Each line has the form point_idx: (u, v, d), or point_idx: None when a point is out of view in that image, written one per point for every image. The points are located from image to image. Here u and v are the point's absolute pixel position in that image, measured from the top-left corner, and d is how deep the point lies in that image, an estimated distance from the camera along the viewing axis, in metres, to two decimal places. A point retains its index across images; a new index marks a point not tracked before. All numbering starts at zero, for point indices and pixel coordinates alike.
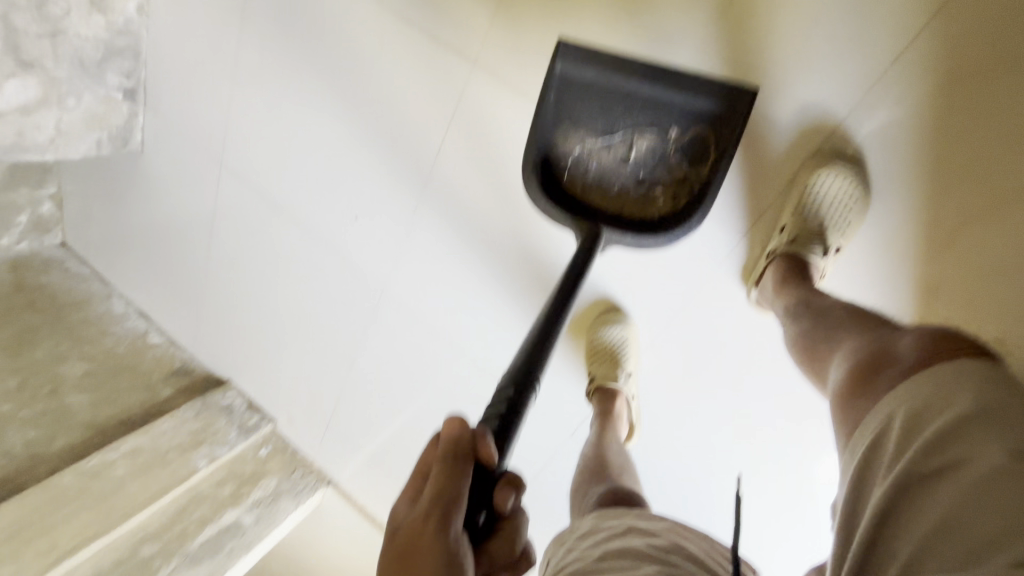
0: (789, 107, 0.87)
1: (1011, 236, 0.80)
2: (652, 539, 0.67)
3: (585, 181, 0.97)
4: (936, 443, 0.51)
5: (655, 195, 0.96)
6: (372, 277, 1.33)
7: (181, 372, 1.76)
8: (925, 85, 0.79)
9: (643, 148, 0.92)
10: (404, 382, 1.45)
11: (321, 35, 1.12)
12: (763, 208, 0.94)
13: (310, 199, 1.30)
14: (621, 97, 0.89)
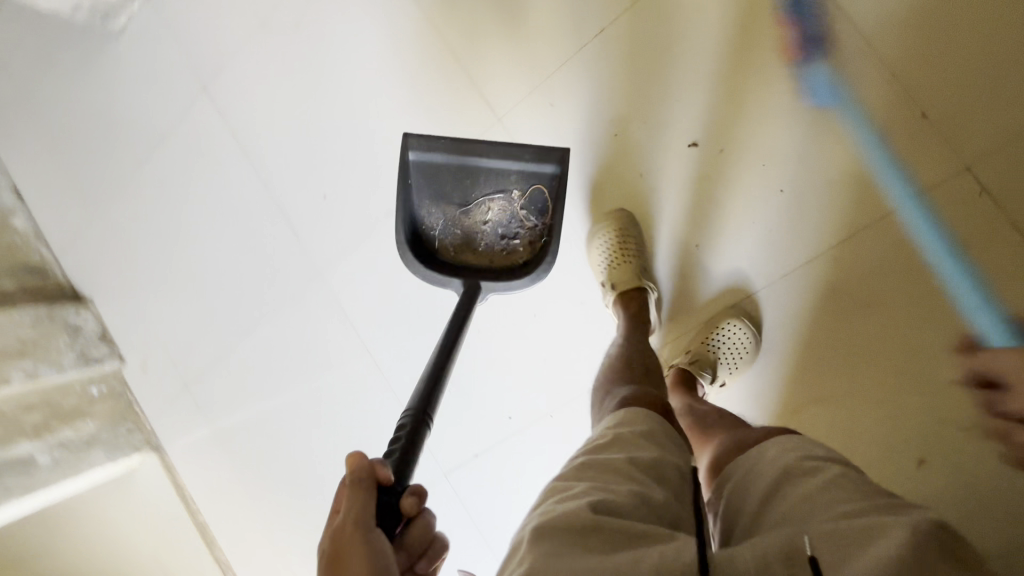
0: (722, 264, 0.99)
1: (859, 427, 0.94)
2: (635, 452, 0.64)
3: (454, 244, 1.06)
4: (810, 454, 0.59)
5: (516, 246, 1.05)
6: (308, 249, 1.28)
7: (33, 271, 1.51)
8: (822, 290, 0.94)
9: (495, 207, 1.05)
10: (288, 368, 1.34)
11: (367, 25, 1.19)
12: (678, 329, 1.04)
13: (282, 155, 1.29)
14: (468, 166, 1.02)
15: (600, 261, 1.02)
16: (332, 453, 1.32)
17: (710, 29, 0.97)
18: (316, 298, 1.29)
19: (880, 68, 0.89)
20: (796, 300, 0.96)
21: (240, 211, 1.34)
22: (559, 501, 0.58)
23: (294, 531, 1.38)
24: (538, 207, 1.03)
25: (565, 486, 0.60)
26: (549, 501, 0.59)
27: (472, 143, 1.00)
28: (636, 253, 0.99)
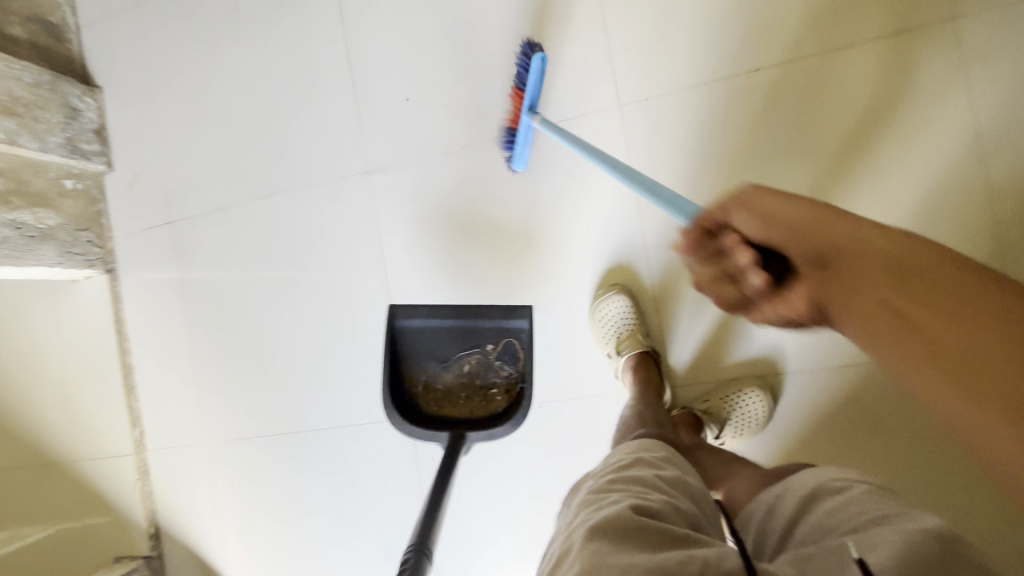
0: (762, 336, 1.01)
1: None
2: (660, 470, 0.71)
3: (435, 398, 1.06)
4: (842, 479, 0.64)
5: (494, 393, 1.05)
6: (368, 145, 1.19)
7: (47, 29, 1.32)
8: (840, 396, 0.98)
9: (471, 363, 1.06)
10: (291, 251, 1.24)
11: None
12: (698, 377, 1.04)
13: (376, 37, 1.18)
14: (445, 325, 1.05)
15: (607, 334, 1.03)
16: (301, 352, 1.24)
17: (860, 118, 0.96)
18: (353, 195, 1.20)
19: (990, 226, 0.92)
20: (817, 395, 0.99)
21: (311, 72, 1.22)
22: (596, 511, 0.63)
23: (230, 413, 1.29)
24: (512, 355, 1.04)
25: (600, 499, 0.66)
26: (587, 512, 0.65)
27: (446, 306, 1.04)
28: (637, 320, 1.03)
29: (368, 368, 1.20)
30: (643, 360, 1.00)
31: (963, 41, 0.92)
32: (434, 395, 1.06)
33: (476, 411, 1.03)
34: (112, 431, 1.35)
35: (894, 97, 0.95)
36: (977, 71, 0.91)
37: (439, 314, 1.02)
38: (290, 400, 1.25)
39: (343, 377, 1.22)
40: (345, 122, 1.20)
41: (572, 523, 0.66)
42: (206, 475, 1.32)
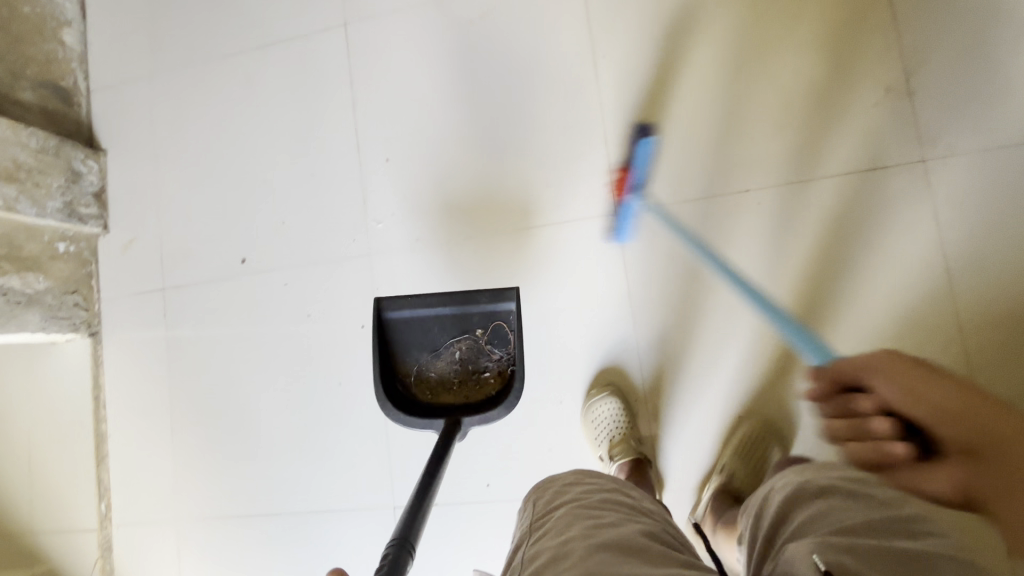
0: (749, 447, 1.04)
1: None
2: (638, 502, 0.81)
3: (429, 387, 1.08)
4: (813, 480, 0.72)
5: (487, 376, 1.08)
6: (370, 228, 1.21)
7: (58, 93, 1.33)
8: None
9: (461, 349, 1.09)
10: (286, 326, 1.23)
11: (533, 61, 1.16)
12: (690, 486, 1.05)
13: (389, 128, 1.22)
14: (433, 315, 1.08)
15: (599, 437, 1.04)
16: (286, 431, 1.22)
17: (839, 246, 1.02)
18: (353, 276, 1.21)
19: (961, 356, 0.97)
20: None
21: (319, 154, 1.25)
22: (597, 528, 0.68)
23: (206, 489, 1.25)
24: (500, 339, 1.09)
25: (594, 515, 0.73)
26: (587, 524, 0.69)
27: (432, 295, 1.07)
28: (628, 425, 1.04)
29: (355, 452, 1.18)
30: (635, 466, 1.01)
31: (931, 184, 0.99)
32: (428, 383, 1.08)
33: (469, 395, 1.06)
34: (77, 502, 1.29)
35: (869, 229, 1.01)
36: (944, 211, 0.99)
37: (427, 301, 1.05)
38: (271, 481, 1.22)
39: (328, 459, 1.19)
40: (348, 205, 1.22)
41: (568, 530, 0.70)
42: (173, 556, 1.25)
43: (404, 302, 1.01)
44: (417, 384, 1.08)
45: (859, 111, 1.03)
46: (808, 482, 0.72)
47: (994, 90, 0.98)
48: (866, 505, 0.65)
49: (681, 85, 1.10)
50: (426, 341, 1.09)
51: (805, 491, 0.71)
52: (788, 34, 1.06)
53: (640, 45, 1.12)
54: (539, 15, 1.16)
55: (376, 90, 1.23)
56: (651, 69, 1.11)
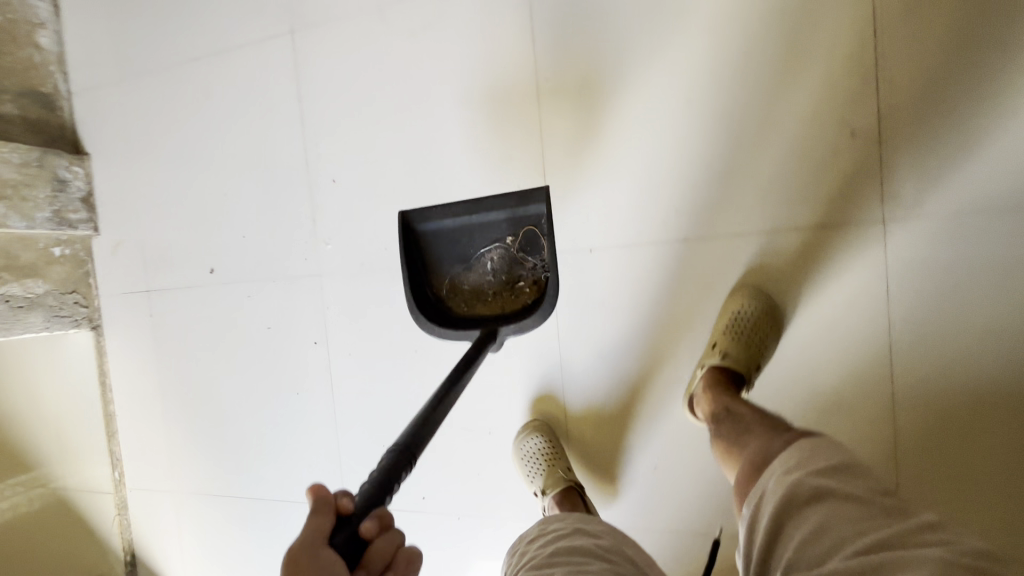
0: (664, 493, 1.06)
1: None
2: (598, 541, 0.74)
3: (465, 298, 1.06)
4: (801, 479, 0.62)
5: (522, 286, 1.05)
6: (319, 249, 1.23)
7: (39, 100, 1.39)
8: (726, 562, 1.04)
9: (494, 259, 1.06)
10: (250, 336, 1.32)
11: (477, 80, 1.08)
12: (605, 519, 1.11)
13: (336, 145, 1.20)
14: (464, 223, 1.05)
15: (530, 471, 1.06)
16: (254, 430, 1.35)
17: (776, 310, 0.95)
18: (306, 294, 1.26)
19: (889, 434, 0.93)
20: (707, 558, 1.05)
21: (272, 170, 1.26)
22: None
23: (194, 469, 1.43)
24: (531, 248, 1.05)
25: None
26: None
27: (461, 204, 1.05)
28: (554, 453, 1.05)
29: (312, 454, 1.30)
30: (566, 496, 1.02)
31: (889, 250, 0.89)
32: (463, 293, 1.07)
33: (503, 306, 1.04)
34: (95, 468, 1.52)
35: (812, 293, 0.94)
36: (899, 278, 0.89)
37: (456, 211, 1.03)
38: (244, 470, 1.37)
39: (289, 459, 1.32)
40: (299, 224, 1.24)
41: None
42: (173, 520, 1.47)
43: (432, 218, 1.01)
44: (451, 298, 1.07)
45: (819, 160, 0.91)
46: (795, 484, 0.62)
47: (982, 142, 0.84)
48: (872, 514, 0.55)
49: (628, 118, 1.00)
50: (460, 252, 1.07)
51: (795, 494, 0.61)
52: (748, 65, 0.92)
53: (587, 67, 1.01)
54: (483, 27, 1.07)
55: (323, 106, 1.20)
56: (597, 97, 1.01)
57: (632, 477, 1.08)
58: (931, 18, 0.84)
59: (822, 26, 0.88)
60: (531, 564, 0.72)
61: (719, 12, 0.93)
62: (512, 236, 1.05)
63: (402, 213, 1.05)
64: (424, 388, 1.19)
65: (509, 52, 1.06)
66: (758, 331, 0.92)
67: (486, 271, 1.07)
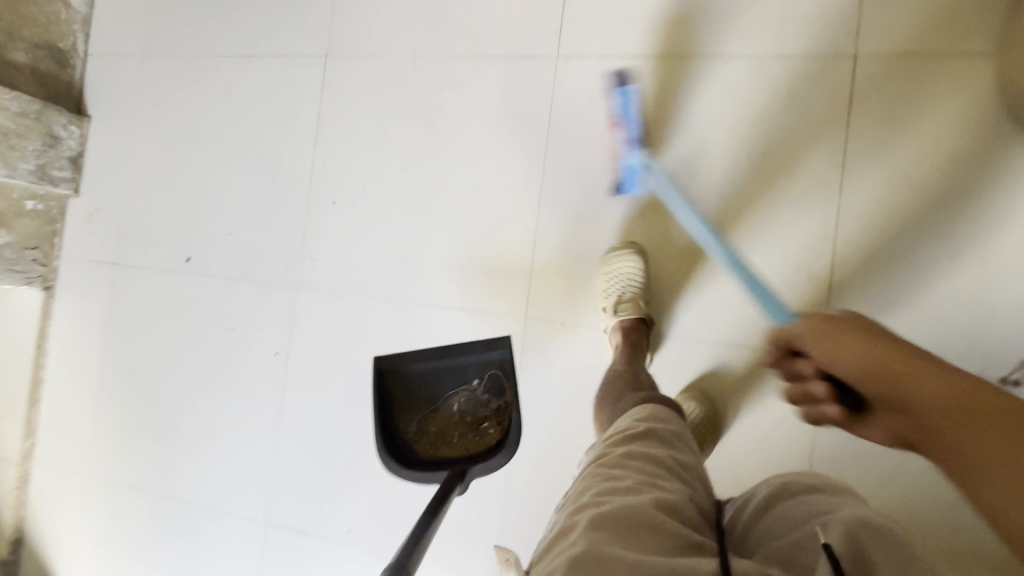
0: None
1: None
2: (677, 451, 0.74)
3: (430, 442, 0.98)
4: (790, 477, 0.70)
5: (487, 427, 0.99)
6: (303, 264, 1.25)
7: (53, 55, 1.38)
8: None
9: (459, 401, 1.01)
10: (213, 332, 1.31)
11: (492, 146, 1.16)
12: None
13: (345, 171, 1.24)
14: (429, 367, 1.02)
15: (610, 289, 1.04)
16: (192, 428, 1.31)
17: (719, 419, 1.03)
18: (279, 305, 1.26)
19: None
20: None
21: (275, 179, 1.28)
22: (609, 494, 0.66)
23: (116, 455, 1.37)
24: (497, 387, 1.02)
25: (612, 477, 0.69)
26: (607, 488, 0.67)
27: (429, 350, 1.02)
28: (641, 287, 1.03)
29: (245, 463, 1.27)
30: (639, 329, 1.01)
31: None
32: (428, 436, 0.99)
33: (469, 449, 0.97)
34: (6, 436, 1.43)
35: (752, 409, 1.02)
36: None
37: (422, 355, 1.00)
38: (170, 469, 1.32)
39: (222, 465, 1.29)
40: (289, 237, 1.26)
41: (582, 496, 0.69)
42: (76, 504, 1.39)
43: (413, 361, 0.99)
44: (416, 446, 0.97)
45: (777, 295, 1.02)
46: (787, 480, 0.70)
47: (910, 307, 0.97)
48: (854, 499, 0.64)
49: (621, 216, 1.09)
50: (427, 391, 1.02)
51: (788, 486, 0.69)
52: (732, 198, 1.04)
53: (593, 160, 1.10)
54: (508, 102, 1.15)
55: (339, 132, 1.24)
56: (596, 190, 1.10)
57: None
58: (887, 199, 0.98)
59: (797, 180, 1.02)
60: (604, 463, 0.73)
61: (716, 146, 1.05)
62: (477, 379, 1.02)
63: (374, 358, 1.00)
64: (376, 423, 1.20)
65: (526, 129, 1.14)
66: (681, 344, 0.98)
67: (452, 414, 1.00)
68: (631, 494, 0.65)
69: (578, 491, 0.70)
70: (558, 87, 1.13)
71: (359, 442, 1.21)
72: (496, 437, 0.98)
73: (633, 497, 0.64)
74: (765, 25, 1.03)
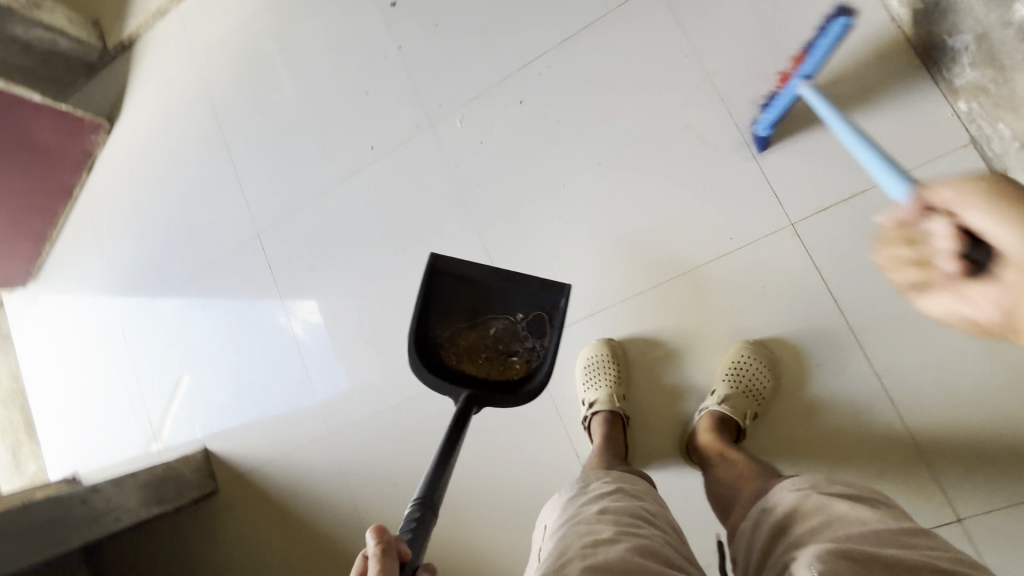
0: (376, 479, 1.26)
1: (269, 540, 1.36)
2: (643, 503, 0.68)
3: (454, 352, 0.97)
4: (811, 495, 0.62)
5: (513, 362, 0.97)
6: (451, 116, 1.22)
7: None
8: (346, 544, 1.28)
9: (496, 328, 0.98)
10: (352, 75, 1.31)
11: (664, 210, 1.06)
12: (337, 444, 1.30)
13: (556, 88, 1.14)
14: (477, 282, 0.97)
15: (592, 382, 1.03)
16: (278, 117, 1.40)
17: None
18: (409, 115, 1.26)
19: None
20: (344, 531, 1.29)
21: (510, 25, 1.18)
22: (594, 547, 0.58)
23: (222, 70, 1.47)
24: (537, 332, 0.97)
25: (590, 530, 0.61)
26: (585, 542, 0.59)
27: (488, 268, 0.96)
28: (618, 384, 1.02)
29: (283, 178, 1.39)
30: (610, 421, 1.00)
31: None
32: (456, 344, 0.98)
33: (489, 373, 0.96)
34: None
35: None
36: None
37: (475, 267, 0.95)
38: (241, 121, 1.44)
39: (270, 166, 1.40)
40: (467, 80, 1.21)
41: (561, 549, 0.61)
42: (172, 68, 1.54)
43: (461, 263, 0.95)
44: (444, 349, 0.97)
45: None
46: (803, 498, 0.62)
47: None
48: (868, 519, 0.57)
49: (655, 366, 1.05)
50: (468, 304, 0.98)
51: (799, 509, 0.62)
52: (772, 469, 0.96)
53: (703, 320, 1.03)
54: (716, 198, 1.03)
55: (586, 58, 1.12)
56: (673, 336, 1.04)
57: (376, 456, 1.27)
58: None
59: (920, 464, 0.90)
60: (577, 519, 0.65)
61: (787, 424, 0.97)
62: (522, 313, 0.98)
63: (431, 253, 0.96)
64: (375, 270, 1.29)
65: (698, 231, 1.03)
66: (759, 382, 0.95)
67: (482, 334, 0.98)
68: (607, 549, 0.57)
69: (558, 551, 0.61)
70: (755, 241, 1.00)
71: (354, 259, 1.31)
72: (517, 374, 0.97)
73: (612, 552, 0.56)
74: (949, 414, 0.89)
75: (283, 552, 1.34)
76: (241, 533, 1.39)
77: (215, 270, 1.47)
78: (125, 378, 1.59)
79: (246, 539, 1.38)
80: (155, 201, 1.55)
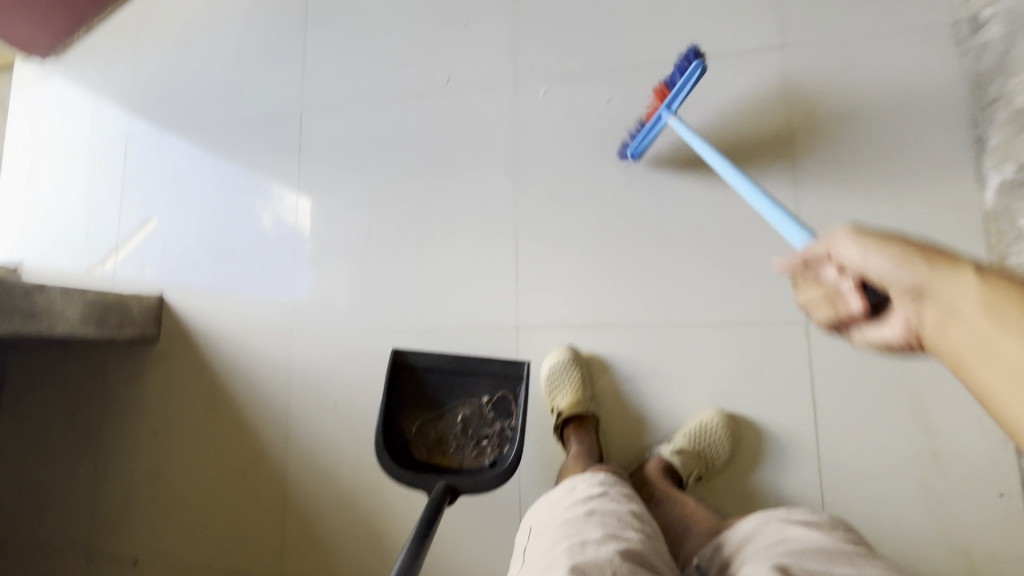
0: (318, 390, 1.25)
1: (191, 404, 1.33)
2: (630, 505, 0.71)
3: (425, 445, 1.04)
4: (772, 520, 0.70)
5: (485, 448, 1.03)
6: (537, 85, 1.19)
7: None
8: (264, 439, 1.26)
9: (463, 412, 1.06)
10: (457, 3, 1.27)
11: (697, 258, 1.07)
12: (294, 343, 1.28)
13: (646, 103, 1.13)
14: (441, 371, 1.06)
15: (557, 390, 1.05)
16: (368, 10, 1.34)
17: (451, 523, 1.11)
18: (497, 66, 1.22)
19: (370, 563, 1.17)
20: (267, 426, 1.27)
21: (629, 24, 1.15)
22: (581, 549, 0.60)
23: None
24: (502, 412, 1.05)
25: (576, 532, 0.64)
26: (573, 544, 0.62)
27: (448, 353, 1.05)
28: (580, 391, 1.04)
29: (348, 71, 1.34)
30: (584, 425, 1.04)
31: None
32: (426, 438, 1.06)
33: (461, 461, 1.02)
34: None
35: (467, 536, 1.10)
36: None
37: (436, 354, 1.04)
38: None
39: (340, 53, 1.35)
40: (567, 58, 1.18)
41: (550, 549, 0.63)
42: None
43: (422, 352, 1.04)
44: (417, 448, 1.04)
45: None
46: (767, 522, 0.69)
47: None
48: (827, 542, 0.63)
49: (621, 397, 1.07)
50: (436, 396, 1.07)
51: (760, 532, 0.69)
52: None
53: (688, 373, 1.04)
54: (749, 268, 1.04)
55: None
56: (652, 377, 1.06)
57: (325, 369, 1.25)
58: None
59: None
60: (566, 521, 0.68)
61: (722, 497, 1.00)
62: (485, 394, 1.05)
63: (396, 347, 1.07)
64: (400, 196, 1.26)
65: (719, 291, 1.05)
66: (715, 450, 0.97)
67: (451, 423, 1.05)
68: (595, 551, 0.59)
69: (545, 550, 0.64)
70: (765, 323, 1.02)
71: (384, 177, 1.28)
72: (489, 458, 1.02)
73: (603, 552, 0.59)
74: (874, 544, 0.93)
75: (200, 420, 1.32)
76: (165, 386, 1.35)
77: (242, 128, 1.42)
78: (107, 194, 1.52)
79: (169, 393, 1.35)
80: (209, 36, 1.48)
